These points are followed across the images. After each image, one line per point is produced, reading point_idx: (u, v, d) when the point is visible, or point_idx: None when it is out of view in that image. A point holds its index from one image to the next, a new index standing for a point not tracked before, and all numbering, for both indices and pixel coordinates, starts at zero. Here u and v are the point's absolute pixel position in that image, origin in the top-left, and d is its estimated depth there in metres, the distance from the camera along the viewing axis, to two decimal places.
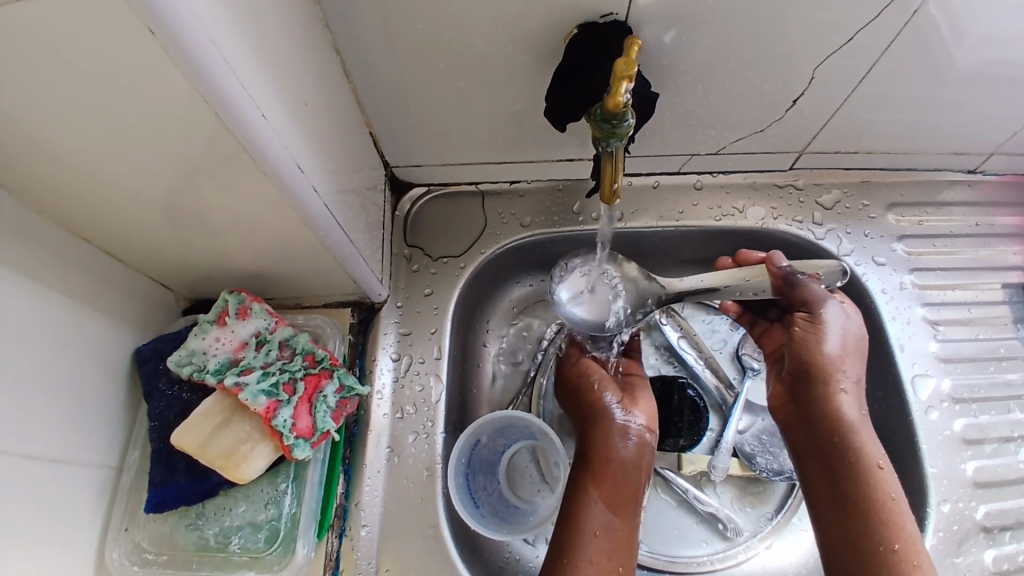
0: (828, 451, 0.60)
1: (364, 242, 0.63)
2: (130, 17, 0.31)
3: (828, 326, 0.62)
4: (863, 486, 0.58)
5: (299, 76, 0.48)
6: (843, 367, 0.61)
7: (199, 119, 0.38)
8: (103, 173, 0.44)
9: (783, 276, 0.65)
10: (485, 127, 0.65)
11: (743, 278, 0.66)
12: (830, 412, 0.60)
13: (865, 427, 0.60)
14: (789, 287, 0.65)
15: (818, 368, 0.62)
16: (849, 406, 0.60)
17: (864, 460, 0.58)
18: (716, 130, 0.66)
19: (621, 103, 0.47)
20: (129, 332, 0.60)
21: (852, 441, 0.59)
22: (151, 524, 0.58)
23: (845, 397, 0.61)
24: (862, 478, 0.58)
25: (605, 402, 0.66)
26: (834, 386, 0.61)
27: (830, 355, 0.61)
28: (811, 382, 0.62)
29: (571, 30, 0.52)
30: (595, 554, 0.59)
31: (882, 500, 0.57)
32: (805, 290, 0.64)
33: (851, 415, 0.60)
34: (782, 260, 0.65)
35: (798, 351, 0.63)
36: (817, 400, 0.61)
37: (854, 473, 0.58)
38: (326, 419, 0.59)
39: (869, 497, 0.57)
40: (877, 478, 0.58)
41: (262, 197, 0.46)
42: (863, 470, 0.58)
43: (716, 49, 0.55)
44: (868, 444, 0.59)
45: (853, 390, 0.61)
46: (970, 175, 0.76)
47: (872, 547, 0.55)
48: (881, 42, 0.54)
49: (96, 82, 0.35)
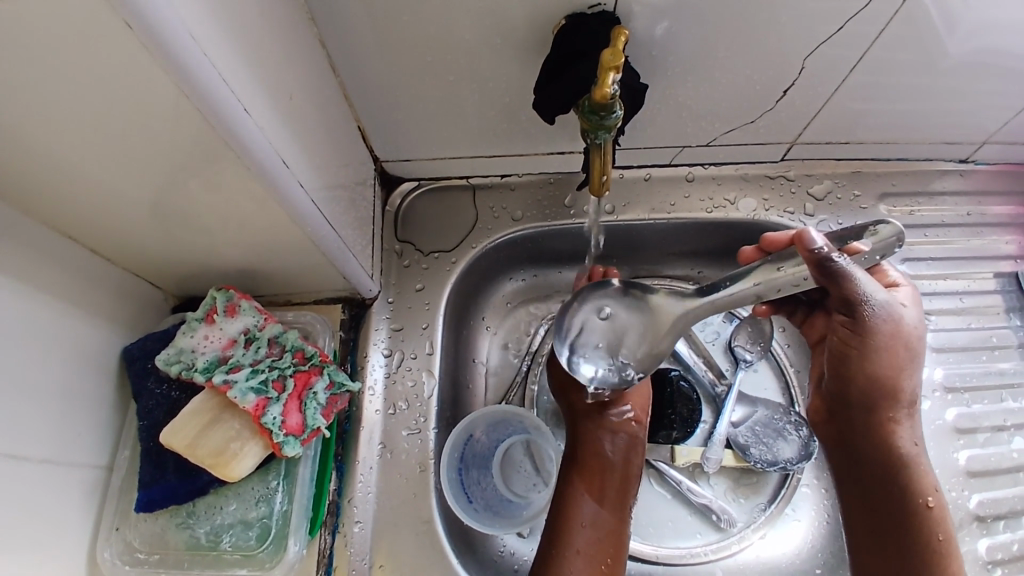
0: (874, 484, 0.58)
1: (353, 237, 0.63)
2: (107, 10, 0.31)
3: (879, 337, 0.55)
4: (909, 523, 0.56)
5: (282, 70, 0.47)
6: (900, 392, 0.57)
7: (181, 113, 0.38)
8: (86, 171, 0.43)
9: (819, 261, 0.51)
10: (474, 120, 0.64)
11: (778, 270, 0.54)
12: (880, 445, 0.58)
13: (919, 461, 0.58)
14: (827, 275, 0.52)
15: (867, 392, 0.57)
16: (904, 437, 0.58)
17: (914, 497, 0.57)
18: (708, 121, 0.66)
19: (608, 95, 0.47)
20: (117, 330, 0.59)
21: (903, 476, 0.57)
22: (142, 524, 0.57)
23: (898, 427, 0.58)
24: (911, 517, 0.57)
25: (591, 396, 0.66)
26: (886, 415, 0.57)
27: (885, 380, 0.56)
28: (859, 409, 0.58)
29: (559, 21, 0.51)
30: (584, 546, 0.59)
31: (932, 541, 0.56)
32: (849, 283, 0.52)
33: (906, 449, 0.58)
34: (816, 240, 0.51)
35: (842, 368, 0.58)
36: (859, 426, 0.58)
37: (901, 511, 0.57)
38: (316, 416, 0.59)
39: (917, 535, 0.56)
40: (926, 517, 0.56)
41: (248, 193, 0.46)
42: (911, 507, 0.57)
43: (706, 40, 0.55)
44: (920, 479, 0.57)
45: (908, 417, 0.58)
46: (962, 164, 0.76)
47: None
48: (872, 31, 0.54)
49: (73, 76, 0.35)
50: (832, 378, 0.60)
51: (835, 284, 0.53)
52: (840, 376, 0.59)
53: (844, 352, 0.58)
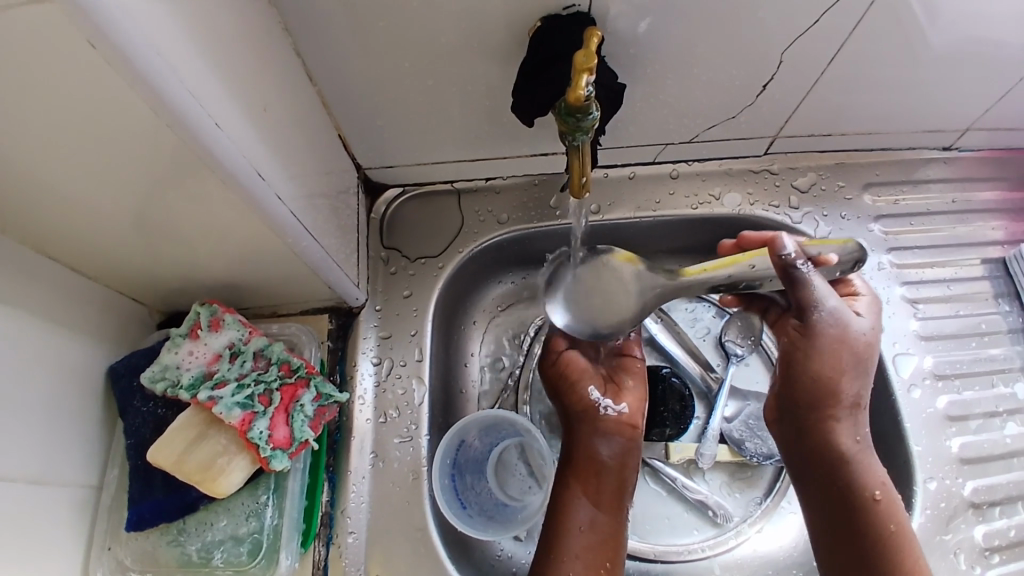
0: (819, 482, 0.58)
1: (337, 247, 0.62)
2: (68, 29, 0.30)
3: (820, 339, 0.56)
4: (858, 518, 0.56)
5: (256, 82, 0.47)
6: (839, 389, 0.56)
7: (152, 129, 0.37)
8: (60, 189, 0.43)
9: (784, 267, 0.55)
10: (456, 125, 0.64)
11: (748, 265, 0.59)
12: (819, 444, 0.57)
13: (860, 458, 0.57)
14: (789, 282, 0.55)
15: (809, 391, 0.57)
16: (844, 434, 0.57)
17: (861, 492, 0.56)
18: (690, 118, 0.66)
19: (582, 96, 0.46)
20: (102, 348, 0.59)
21: (843, 472, 0.57)
22: (132, 542, 0.57)
23: (838, 424, 0.57)
24: (859, 513, 0.56)
25: (587, 399, 0.66)
26: (827, 413, 0.57)
27: (824, 379, 0.56)
28: (800, 408, 0.58)
29: (535, 22, 0.51)
30: (581, 549, 0.59)
31: (881, 535, 0.55)
32: (800, 285, 0.55)
33: (846, 447, 0.57)
34: (787, 245, 0.55)
35: (785, 370, 0.59)
36: (806, 425, 0.58)
37: (847, 507, 0.56)
38: (304, 428, 0.58)
39: (866, 532, 0.56)
40: (875, 511, 0.56)
41: (226, 207, 0.46)
42: (858, 502, 0.56)
43: (683, 38, 0.54)
44: (863, 473, 0.56)
45: (850, 413, 0.57)
46: (946, 152, 0.76)
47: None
48: (849, 22, 0.54)
49: (39, 97, 0.34)
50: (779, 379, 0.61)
51: (791, 286, 0.56)
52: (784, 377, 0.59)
53: (786, 352, 0.58)
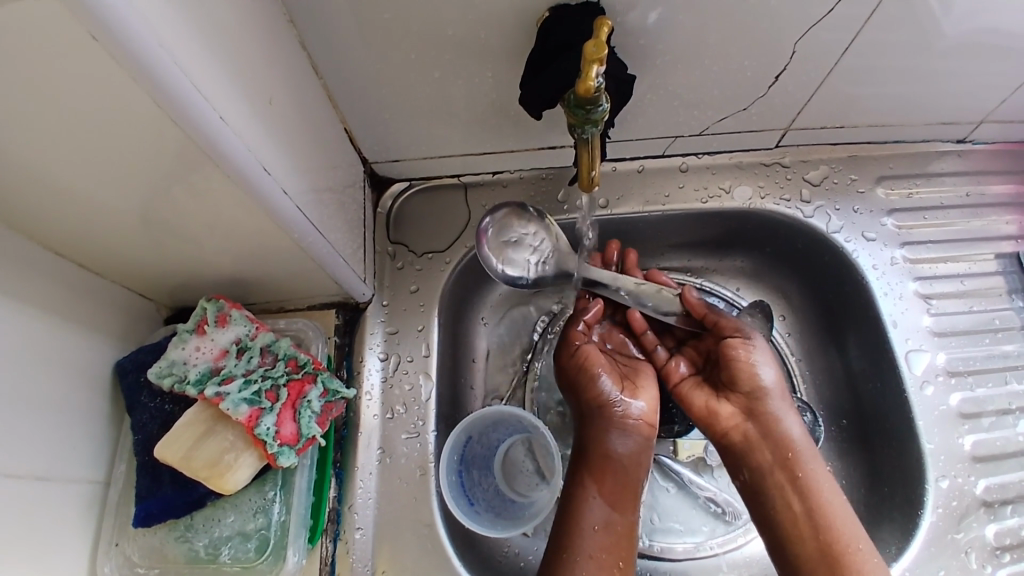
0: (788, 467, 0.59)
1: (343, 242, 0.62)
2: (71, 23, 0.30)
3: (764, 352, 0.63)
4: (827, 499, 0.57)
5: (261, 74, 0.46)
6: (783, 388, 0.62)
7: (157, 124, 0.37)
8: (67, 185, 0.42)
9: (702, 307, 0.67)
10: (463, 118, 0.63)
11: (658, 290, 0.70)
12: (782, 433, 0.60)
13: (813, 445, 0.60)
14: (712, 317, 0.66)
15: (764, 388, 0.62)
16: (796, 422, 0.61)
17: (822, 472, 0.59)
18: (699, 110, 0.65)
19: (592, 88, 0.46)
20: (110, 344, 0.59)
21: (806, 456, 0.59)
22: (140, 538, 0.57)
23: (790, 416, 0.61)
24: (826, 490, 0.58)
25: (604, 396, 0.64)
26: (781, 406, 0.61)
27: (774, 378, 0.62)
28: (761, 402, 0.61)
29: (543, 13, 0.50)
30: (595, 549, 0.58)
31: (844, 513, 0.57)
32: (727, 318, 0.65)
33: (804, 432, 0.61)
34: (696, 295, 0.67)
35: (743, 371, 0.62)
36: (768, 414, 0.61)
37: (813, 488, 0.58)
38: (311, 424, 0.58)
39: (834, 509, 0.57)
40: (835, 490, 0.58)
41: (232, 202, 0.45)
42: (823, 481, 0.58)
43: (695, 29, 0.54)
44: (818, 458, 0.60)
45: (795, 408, 0.62)
46: (959, 145, 0.74)
47: (844, 554, 0.55)
48: (864, 13, 0.53)
49: (43, 93, 0.34)
50: (730, 384, 0.63)
51: (716, 322, 0.66)
52: (742, 378, 0.62)
53: (733, 362, 0.63)
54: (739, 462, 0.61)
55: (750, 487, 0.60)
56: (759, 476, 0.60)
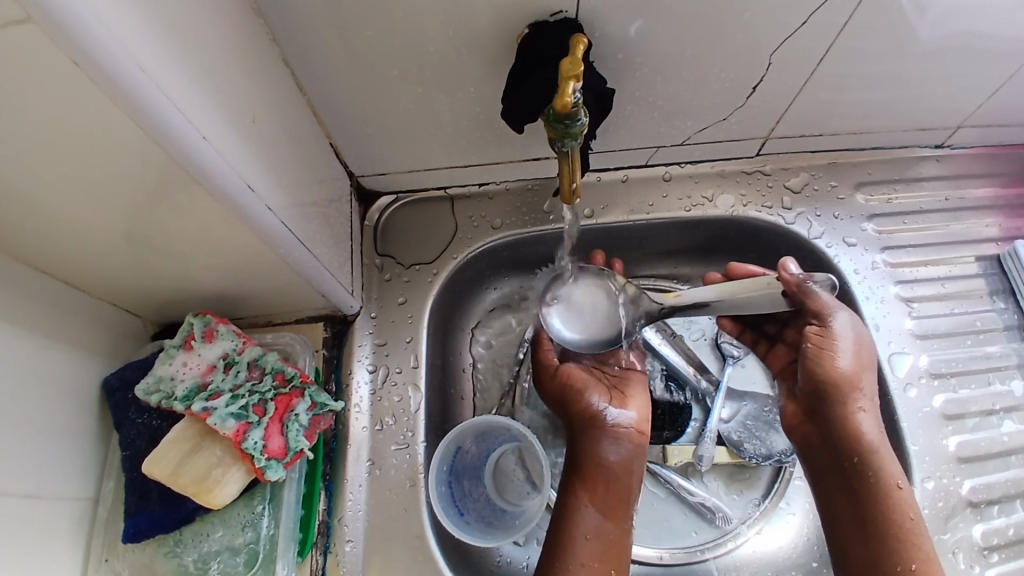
0: (849, 472, 0.59)
1: (330, 256, 0.63)
2: (52, 48, 0.30)
3: (842, 341, 0.60)
4: (882, 508, 0.57)
5: (243, 92, 0.47)
6: (859, 385, 0.60)
7: (137, 143, 0.37)
8: (53, 207, 0.43)
9: (796, 283, 0.60)
10: (447, 131, 0.64)
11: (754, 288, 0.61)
12: (846, 437, 0.59)
13: (884, 449, 0.59)
14: (802, 295, 0.60)
15: (834, 387, 0.60)
16: (868, 426, 0.59)
17: (883, 481, 0.58)
18: (681, 120, 0.66)
19: (569, 103, 0.46)
20: (97, 361, 0.59)
21: (872, 462, 0.58)
22: (130, 554, 0.57)
23: (864, 416, 0.59)
24: (881, 501, 0.57)
25: (593, 407, 0.65)
26: (852, 406, 0.59)
27: (847, 374, 0.60)
28: (832, 403, 0.60)
29: (522, 29, 0.51)
30: (587, 556, 0.58)
31: (903, 522, 0.57)
32: (813, 302, 0.61)
33: (872, 437, 0.59)
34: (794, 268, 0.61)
35: (811, 371, 0.61)
36: (836, 417, 0.60)
37: (874, 494, 0.58)
38: (299, 438, 0.58)
39: (889, 520, 0.57)
40: (896, 499, 0.57)
41: (217, 218, 0.46)
42: (883, 489, 0.58)
43: (671, 41, 0.55)
44: (887, 463, 0.58)
45: (871, 408, 0.60)
46: (938, 150, 0.76)
47: (889, 567, 0.55)
48: (838, 20, 0.54)
49: (24, 117, 0.34)
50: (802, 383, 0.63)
51: (802, 303, 0.61)
52: (811, 378, 0.61)
53: (807, 357, 0.61)
54: (806, 459, 0.63)
55: (816, 485, 0.62)
56: (820, 475, 0.61)
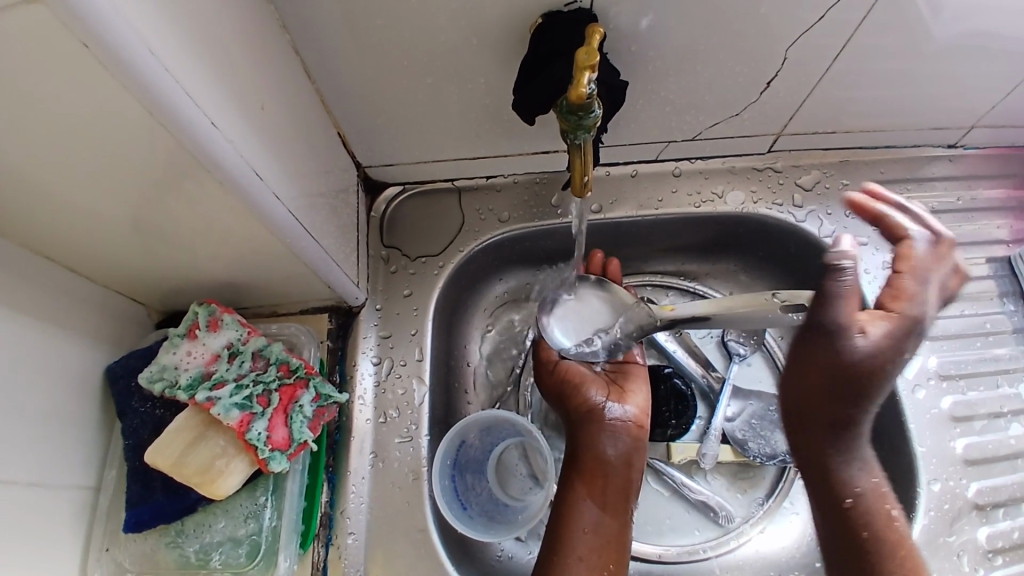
0: (814, 491, 0.62)
1: (336, 247, 0.62)
2: (60, 30, 0.30)
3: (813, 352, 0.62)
4: (835, 523, 0.59)
5: (252, 78, 0.46)
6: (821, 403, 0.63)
7: (144, 128, 0.37)
8: (59, 192, 0.42)
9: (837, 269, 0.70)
10: (457, 122, 0.63)
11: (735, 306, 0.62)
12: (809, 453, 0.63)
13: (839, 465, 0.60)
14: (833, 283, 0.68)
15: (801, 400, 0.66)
16: (827, 443, 0.62)
17: (833, 497, 0.59)
18: (692, 116, 0.65)
19: (584, 94, 0.45)
20: (100, 349, 0.59)
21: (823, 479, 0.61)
22: (133, 544, 0.57)
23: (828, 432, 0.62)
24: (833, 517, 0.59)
25: (592, 402, 0.65)
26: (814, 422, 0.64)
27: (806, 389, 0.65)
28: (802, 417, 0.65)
29: (536, 19, 0.50)
30: (585, 550, 0.57)
31: (855, 534, 0.57)
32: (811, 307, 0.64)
33: (822, 457, 0.61)
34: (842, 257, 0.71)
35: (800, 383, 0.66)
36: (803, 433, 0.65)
37: (827, 511, 0.60)
38: (303, 429, 0.58)
39: (841, 533, 0.58)
40: (844, 515, 0.58)
41: (224, 206, 0.45)
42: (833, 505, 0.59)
43: (686, 35, 0.54)
44: (836, 481, 0.60)
45: (834, 425, 0.62)
46: (950, 150, 0.75)
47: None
48: (855, 16, 0.53)
49: (30, 100, 0.34)
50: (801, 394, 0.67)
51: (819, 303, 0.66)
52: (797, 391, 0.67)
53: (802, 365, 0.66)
54: None
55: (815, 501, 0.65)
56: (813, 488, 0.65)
